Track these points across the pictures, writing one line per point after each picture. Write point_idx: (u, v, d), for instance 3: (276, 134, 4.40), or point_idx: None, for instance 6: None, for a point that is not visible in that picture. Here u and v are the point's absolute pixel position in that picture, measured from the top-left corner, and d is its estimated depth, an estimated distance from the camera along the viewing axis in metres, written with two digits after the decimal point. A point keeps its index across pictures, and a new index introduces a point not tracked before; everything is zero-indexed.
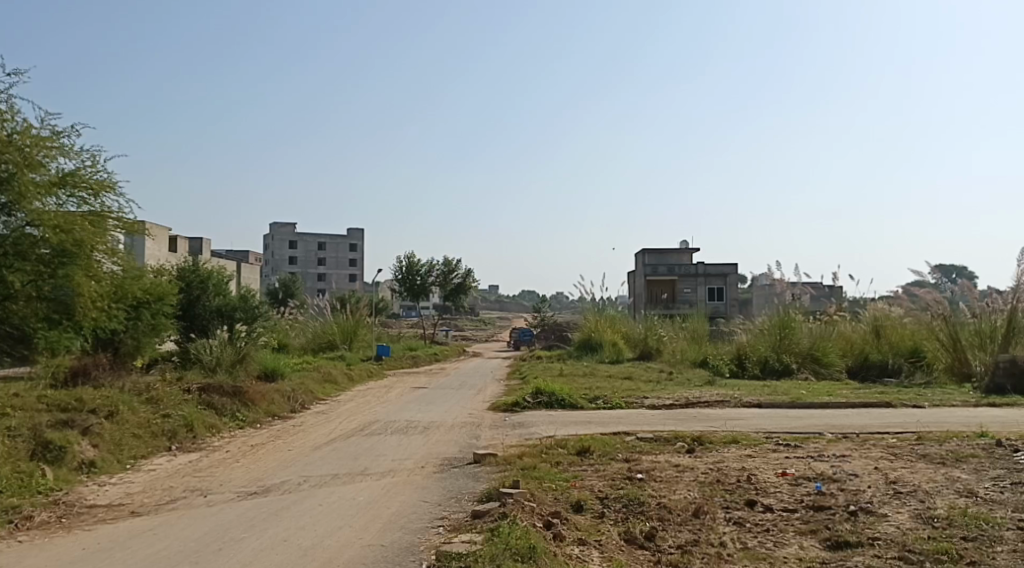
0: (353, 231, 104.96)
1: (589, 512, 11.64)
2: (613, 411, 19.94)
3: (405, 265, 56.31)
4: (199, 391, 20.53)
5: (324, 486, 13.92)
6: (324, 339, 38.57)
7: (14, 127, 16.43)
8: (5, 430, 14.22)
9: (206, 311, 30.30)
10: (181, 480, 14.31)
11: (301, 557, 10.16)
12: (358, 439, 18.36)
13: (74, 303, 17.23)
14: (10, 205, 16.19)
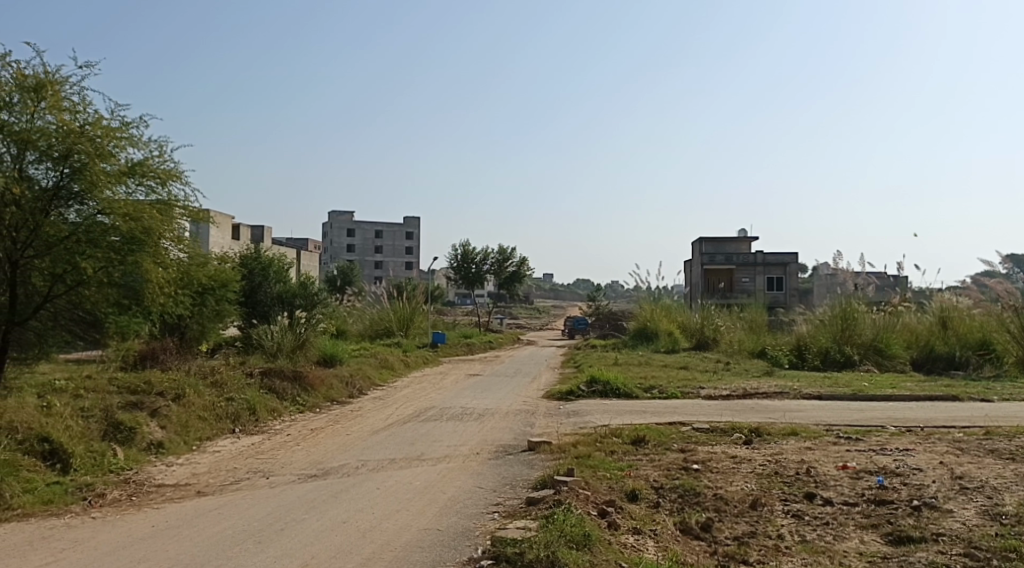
0: (410, 219, 105.70)
1: (644, 501, 11.67)
2: (669, 401, 19.90)
3: (461, 253, 56.64)
4: (261, 375, 20.99)
5: (382, 471, 14.16)
6: (381, 326, 39.05)
7: (85, 118, 16.97)
8: (79, 410, 14.70)
9: (267, 298, 30.91)
10: (244, 462, 14.67)
11: (360, 539, 10.36)
12: (414, 425, 18.60)
13: (142, 289, 17.71)
14: (82, 194, 16.80)
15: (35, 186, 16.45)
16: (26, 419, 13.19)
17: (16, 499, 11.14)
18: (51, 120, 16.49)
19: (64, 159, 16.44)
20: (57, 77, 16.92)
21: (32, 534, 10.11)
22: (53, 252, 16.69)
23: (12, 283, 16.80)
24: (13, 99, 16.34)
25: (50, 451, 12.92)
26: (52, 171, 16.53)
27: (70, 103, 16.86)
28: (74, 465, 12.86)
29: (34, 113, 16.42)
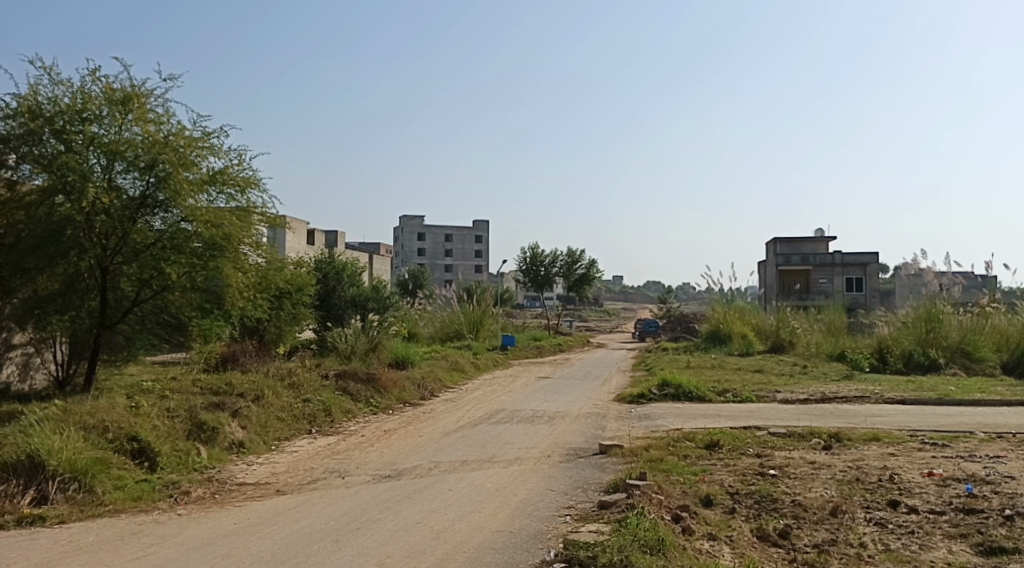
0: (479, 222, 106.18)
1: (719, 506, 11.54)
2: (744, 405, 19.63)
3: (530, 255, 56.83)
4: (335, 377, 21.37)
5: (455, 472, 14.27)
6: (452, 329, 39.37)
7: (169, 129, 17.54)
8: (165, 410, 15.16)
9: (341, 301, 31.43)
10: (320, 462, 14.95)
11: (435, 539, 10.47)
12: (486, 427, 18.71)
13: (223, 293, 18.21)
14: (167, 202, 17.29)
15: (123, 196, 17.01)
16: (116, 419, 13.66)
17: (107, 495, 11.53)
18: (137, 131, 17.07)
19: (150, 168, 16.96)
20: (143, 90, 17.52)
21: (122, 529, 10.45)
22: (140, 258, 17.30)
23: (103, 289, 17.39)
24: (103, 112, 16.97)
25: (139, 450, 13.35)
26: (139, 181, 17.06)
27: (155, 115, 17.43)
28: (161, 464, 13.26)
29: (122, 125, 17.02)
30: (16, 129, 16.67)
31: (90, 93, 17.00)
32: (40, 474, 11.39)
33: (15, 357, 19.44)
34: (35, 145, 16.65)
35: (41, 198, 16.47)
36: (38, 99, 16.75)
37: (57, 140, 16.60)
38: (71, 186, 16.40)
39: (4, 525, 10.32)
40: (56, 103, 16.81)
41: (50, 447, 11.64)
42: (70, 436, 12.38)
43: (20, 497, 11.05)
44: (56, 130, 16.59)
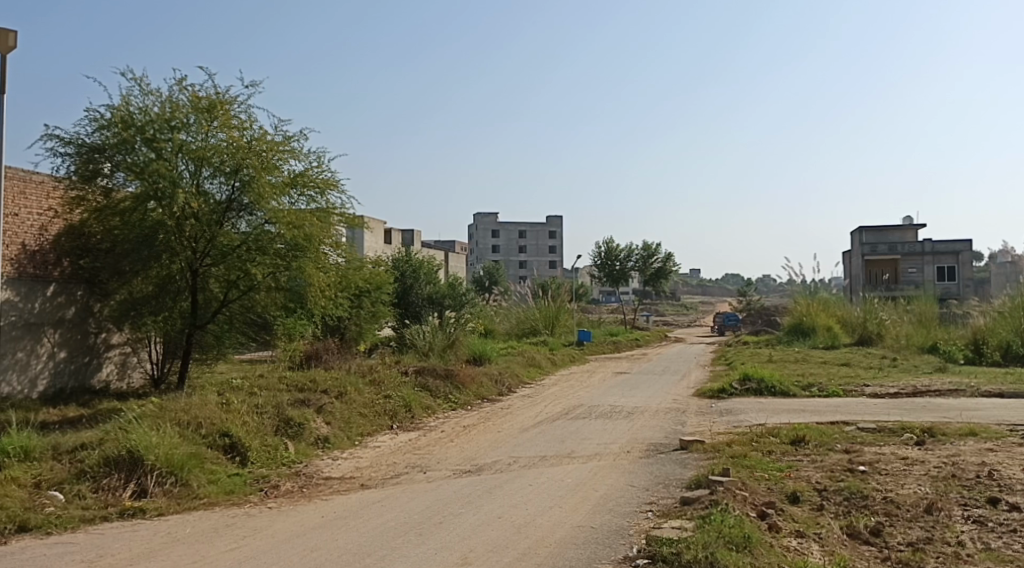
0: (552, 218, 105.75)
1: (806, 503, 11.31)
2: (831, 399, 19.22)
3: (604, 250, 56.60)
4: (415, 373, 21.63)
5: (534, 467, 14.30)
6: (528, 325, 39.47)
7: (252, 134, 17.93)
8: (254, 406, 15.55)
9: (418, 298, 31.85)
10: (403, 457, 15.14)
11: (517, 533, 10.50)
12: (564, 422, 18.69)
13: (306, 292, 18.53)
14: (251, 205, 17.78)
15: (211, 200, 17.57)
16: (209, 415, 14.06)
17: (202, 489, 11.86)
18: (223, 137, 17.50)
19: (235, 173, 17.51)
20: (228, 97, 17.96)
21: (216, 521, 10.75)
22: (227, 260, 17.72)
23: (194, 290, 17.96)
24: (190, 120, 17.45)
25: (230, 445, 13.70)
26: (225, 185, 17.62)
27: (239, 121, 17.82)
28: (252, 458, 13.58)
29: (208, 132, 17.46)
30: (110, 138, 17.28)
31: (178, 102, 17.53)
32: (140, 468, 11.77)
33: (114, 356, 20.85)
34: (128, 153, 17.26)
35: (135, 204, 17.09)
36: (129, 109, 17.33)
37: (148, 149, 17.18)
38: (162, 193, 17.00)
39: (108, 516, 10.69)
40: (147, 112, 17.38)
41: (148, 442, 12.02)
42: (167, 432, 12.78)
43: (122, 491, 11.43)
44: (148, 138, 17.15)
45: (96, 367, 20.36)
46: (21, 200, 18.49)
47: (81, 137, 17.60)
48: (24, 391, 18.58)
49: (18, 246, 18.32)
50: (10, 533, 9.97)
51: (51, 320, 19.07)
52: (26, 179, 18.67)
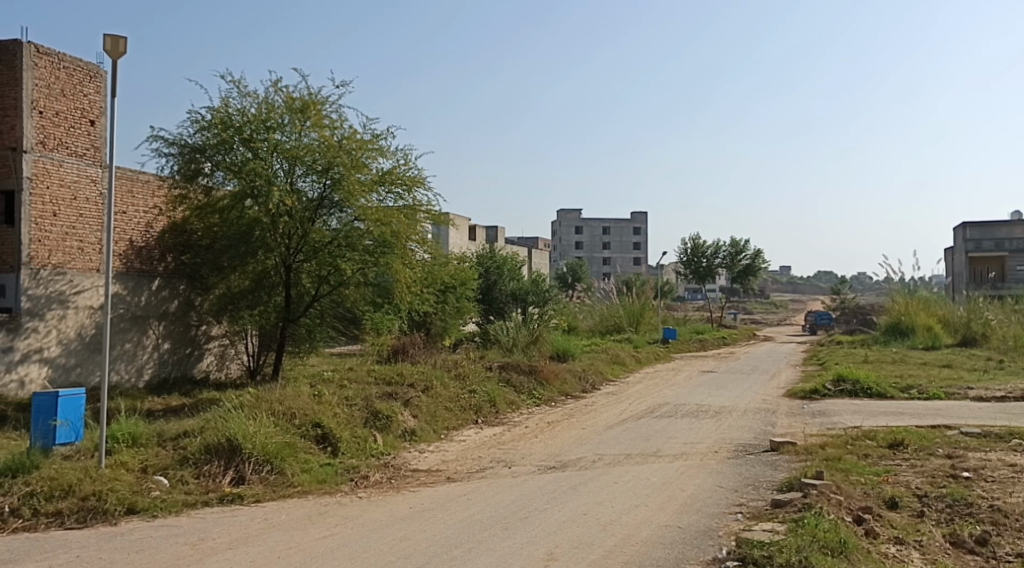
0: (637, 214, 104.71)
1: (905, 509, 10.92)
2: (930, 402, 18.56)
3: (691, 246, 55.89)
4: (499, 369, 21.70)
5: (619, 465, 14.15)
6: (612, 322, 39.21)
7: (342, 133, 18.18)
8: (344, 399, 15.81)
9: (502, 295, 31.98)
10: (488, 451, 15.16)
11: (602, 531, 10.38)
12: (650, 420, 18.50)
13: (393, 287, 18.73)
14: (341, 203, 18.10)
15: (303, 198, 17.95)
16: (302, 406, 14.35)
17: (296, 477, 12.10)
18: (315, 136, 17.83)
19: (326, 171, 17.79)
20: (320, 97, 18.26)
21: (309, 509, 10.93)
22: (318, 256, 18.09)
23: (287, 285, 18.42)
24: (284, 120, 17.85)
25: (322, 436, 13.94)
26: (316, 183, 17.96)
27: (330, 120, 18.09)
28: (343, 449, 13.79)
29: (301, 132, 17.82)
30: (210, 139, 17.78)
31: (273, 103, 17.93)
32: (238, 456, 12.08)
33: (213, 348, 21.55)
34: (227, 153, 17.77)
35: (233, 202, 17.71)
36: (228, 111, 17.82)
37: (245, 149, 17.66)
38: (258, 191, 17.48)
39: (208, 501, 10.98)
40: (244, 113, 17.84)
41: (246, 431, 12.32)
42: (263, 422, 13.08)
43: (221, 477, 11.74)
44: (245, 138, 17.64)
45: (197, 358, 21.09)
46: (128, 199, 19.21)
47: (183, 137, 18.13)
48: (131, 379, 19.31)
49: (126, 242, 19.08)
50: (119, 514, 10.30)
51: (156, 313, 19.84)
52: (134, 178, 19.37)
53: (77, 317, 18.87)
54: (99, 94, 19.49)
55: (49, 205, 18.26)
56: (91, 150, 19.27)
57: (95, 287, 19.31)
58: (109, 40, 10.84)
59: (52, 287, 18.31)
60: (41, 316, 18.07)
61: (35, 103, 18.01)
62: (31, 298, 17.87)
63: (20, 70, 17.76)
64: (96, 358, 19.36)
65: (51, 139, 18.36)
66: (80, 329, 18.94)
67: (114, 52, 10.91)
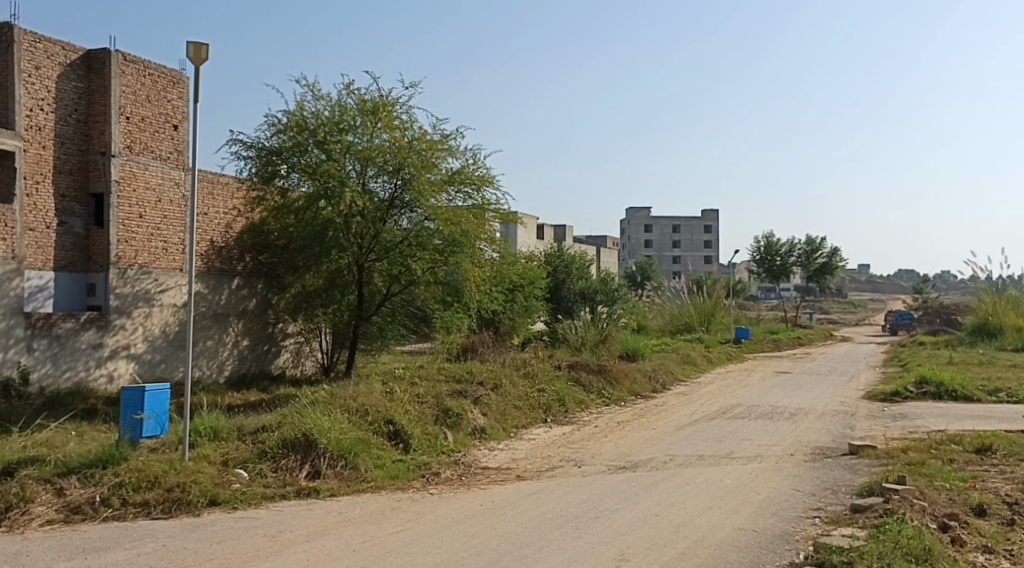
0: (707, 212, 103.21)
1: (994, 517, 10.47)
2: (1020, 406, 17.83)
3: (764, 245, 54.84)
4: (568, 368, 21.56)
5: (691, 467, 13.89)
6: (683, 322, 38.71)
7: (413, 133, 18.22)
8: (415, 396, 15.87)
9: (570, 294, 31.82)
10: (558, 450, 15.05)
11: (674, 533, 10.16)
12: (722, 421, 18.15)
13: (462, 286, 18.72)
14: (412, 203, 18.20)
15: (375, 198, 18.08)
16: (375, 403, 14.42)
17: (369, 473, 12.17)
18: (386, 138, 17.94)
19: (397, 172, 17.88)
20: (391, 98, 18.34)
21: (382, 504, 10.96)
22: (390, 255, 18.23)
23: (360, 284, 18.60)
24: (356, 122, 18.02)
25: (394, 433, 13.99)
26: (388, 184, 18.07)
27: (401, 121, 18.17)
28: (414, 445, 13.82)
29: (373, 133, 17.96)
30: (286, 142, 18.09)
31: (346, 105, 18.11)
32: (314, 451, 12.18)
33: (290, 345, 21.87)
34: (302, 155, 18.04)
35: (308, 203, 17.95)
36: (303, 114, 18.10)
37: (319, 151, 17.89)
38: (332, 192, 17.68)
39: (285, 495, 11.10)
40: (318, 116, 18.10)
41: (321, 427, 12.44)
42: (337, 418, 13.20)
43: (298, 471, 11.85)
44: (319, 140, 17.87)
45: (274, 355, 21.45)
46: (209, 200, 19.79)
47: (261, 140, 18.46)
48: (213, 375, 19.72)
49: (207, 242, 19.68)
50: (202, 506, 10.46)
51: (235, 311, 20.29)
52: (214, 181, 19.89)
53: (162, 315, 19.32)
54: (181, 99, 19.96)
55: (135, 207, 18.75)
56: (174, 154, 19.74)
57: (177, 286, 19.76)
58: (191, 46, 11.02)
59: (138, 286, 18.76)
60: (128, 313, 18.53)
61: (123, 108, 18.50)
62: (118, 296, 18.34)
63: (107, 76, 18.26)
64: (179, 354, 19.82)
65: (137, 143, 18.84)
66: (164, 325, 19.39)
67: (197, 59, 11.09)
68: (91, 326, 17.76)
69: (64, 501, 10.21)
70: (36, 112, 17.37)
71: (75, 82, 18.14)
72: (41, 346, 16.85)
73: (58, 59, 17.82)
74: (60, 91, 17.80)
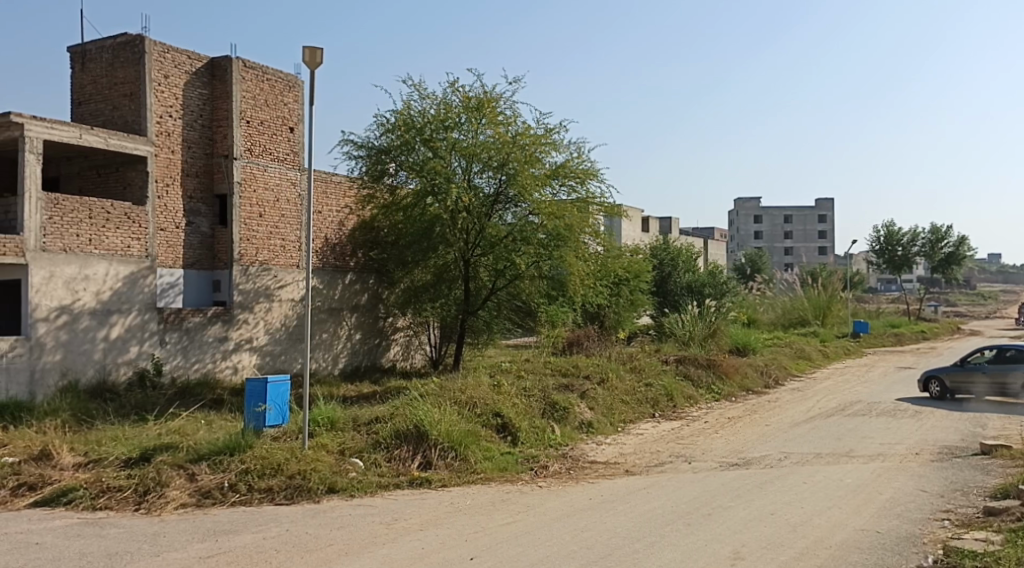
0: (821, 201, 99.91)
1: None
2: None
3: (884, 234, 52.90)
4: (676, 362, 21.29)
5: (808, 465, 13.53)
6: (796, 315, 37.76)
7: (517, 128, 18.21)
8: (522, 389, 15.95)
9: (676, 287, 31.48)
10: (667, 445, 14.89)
11: (791, 532, 9.90)
12: (840, 418, 17.61)
13: (567, 281, 18.70)
14: (516, 198, 18.27)
15: (481, 193, 18.25)
16: (483, 396, 14.57)
17: (478, 464, 12.33)
18: (490, 134, 18.00)
19: (502, 167, 17.96)
20: (495, 94, 18.41)
21: (492, 496, 11.08)
22: (495, 250, 18.39)
23: (466, 278, 18.92)
24: (461, 119, 18.15)
25: (502, 425, 14.12)
26: (493, 179, 18.20)
27: (504, 117, 18.22)
28: (522, 439, 13.91)
29: (477, 129, 18.06)
30: (394, 141, 18.47)
31: (450, 103, 18.28)
32: (425, 442, 12.40)
33: (399, 338, 22.37)
34: (409, 154, 18.38)
35: (415, 200, 18.26)
36: (410, 113, 18.35)
37: (426, 149, 18.18)
38: (439, 188, 18.03)
39: (399, 484, 11.34)
40: (425, 115, 18.28)
41: (431, 419, 12.62)
42: (447, 410, 13.40)
43: (410, 462, 12.09)
44: (425, 138, 18.15)
45: (384, 348, 21.99)
46: (323, 200, 20.30)
47: (370, 140, 18.92)
48: (328, 367, 20.30)
49: (322, 240, 20.25)
50: (321, 493, 10.78)
51: (348, 305, 20.88)
52: (328, 181, 20.40)
53: (281, 309, 19.99)
54: (297, 103, 20.53)
55: (255, 206, 19.43)
56: (291, 155, 20.32)
57: (295, 282, 20.39)
58: (307, 51, 11.35)
59: (259, 282, 19.46)
60: (251, 308, 19.22)
61: (243, 113, 19.20)
62: (242, 292, 19.05)
63: (229, 83, 18.97)
64: (298, 347, 20.48)
65: (257, 146, 19.52)
66: (284, 319, 20.06)
67: (312, 63, 11.41)
68: (217, 320, 18.50)
69: (196, 485, 10.69)
70: (166, 119, 18.17)
71: (201, 89, 18.90)
72: (172, 339, 17.68)
73: (185, 68, 18.57)
74: (187, 98, 18.57)
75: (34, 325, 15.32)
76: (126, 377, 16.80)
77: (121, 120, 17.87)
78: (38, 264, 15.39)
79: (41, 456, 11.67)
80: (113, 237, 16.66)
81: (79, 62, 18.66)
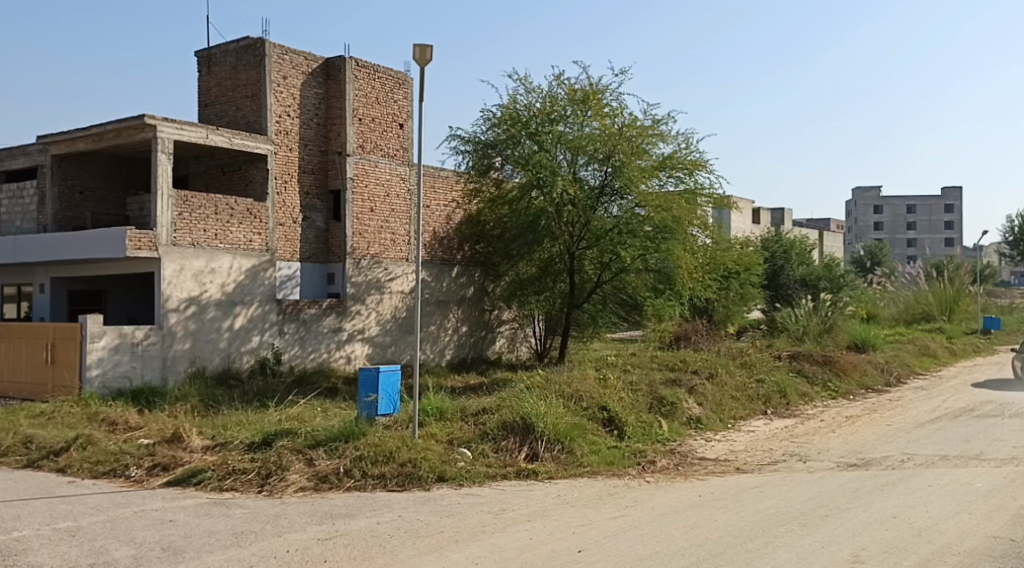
0: (949, 190, 95.44)
1: None
2: None
3: (1018, 225, 50.49)
4: (789, 358, 20.96)
5: (932, 467, 13.14)
6: (919, 310, 36.46)
7: (623, 120, 18.17)
8: (629, 384, 16.02)
9: (790, 281, 30.90)
10: (780, 444, 14.69)
11: (915, 536, 9.69)
12: (968, 420, 16.97)
13: (674, 274, 18.67)
14: (622, 190, 18.22)
15: (586, 186, 18.32)
16: (589, 390, 14.69)
17: (585, 457, 12.44)
18: (596, 126, 18.03)
19: (608, 159, 17.95)
20: (601, 86, 18.44)
21: (600, 489, 11.20)
22: (600, 243, 18.43)
23: (571, 272, 19.06)
24: (567, 112, 18.26)
25: (608, 419, 14.19)
26: (598, 171, 18.24)
27: (610, 109, 18.21)
28: (629, 433, 13.96)
29: (583, 122, 18.13)
30: (501, 135, 18.75)
31: (556, 96, 18.42)
32: (532, 433, 12.61)
33: (505, 331, 22.72)
34: (515, 148, 18.62)
35: (522, 194, 18.53)
36: (516, 107, 18.58)
37: (532, 142, 18.37)
38: (544, 182, 18.23)
39: (507, 475, 11.59)
40: (531, 108, 18.49)
41: (538, 411, 12.83)
42: (554, 403, 13.60)
43: (517, 453, 12.31)
44: (531, 132, 18.35)
45: (490, 340, 22.38)
46: (431, 194, 20.77)
47: (477, 134, 19.23)
48: (436, 358, 20.76)
49: (431, 234, 20.74)
50: (431, 481, 11.11)
51: (455, 298, 21.32)
52: (436, 175, 20.87)
53: (392, 301, 20.57)
54: (407, 99, 21.02)
55: (367, 202, 20.02)
56: (401, 151, 20.84)
57: (405, 274, 20.92)
58: (417, 49, 11.63)
59: (371, 275, 20.04)
60: (363, 300, 19.84)
61: (356, 111, 19.79)
62: (355, 285, 19.68)
63: (343, 82, 19.59)
64: (407, 338, 21.03)
65: (368, 143, 20.08)
66: (394, 311, 20.64)
67: (422, 60, 11.68)
68: (332, 312, 19.18)
69: (314, 470, 11.17)
70: (285, 118, 18.89)
71: (316, 89, 19.58)
72: (291, 330, 18.40)
73: (302, 69, 19.25)
74: (303, 98, 19.27)
75: (165, 315, 16.20)
76: (248, 365, 17.59)
77: (243, 120, 18.67)
78: (170, 257, 16.28)
79: (173, 438, 12.39)
80: (237, 232, 17.44)
81: (205, 66, 19.55)
